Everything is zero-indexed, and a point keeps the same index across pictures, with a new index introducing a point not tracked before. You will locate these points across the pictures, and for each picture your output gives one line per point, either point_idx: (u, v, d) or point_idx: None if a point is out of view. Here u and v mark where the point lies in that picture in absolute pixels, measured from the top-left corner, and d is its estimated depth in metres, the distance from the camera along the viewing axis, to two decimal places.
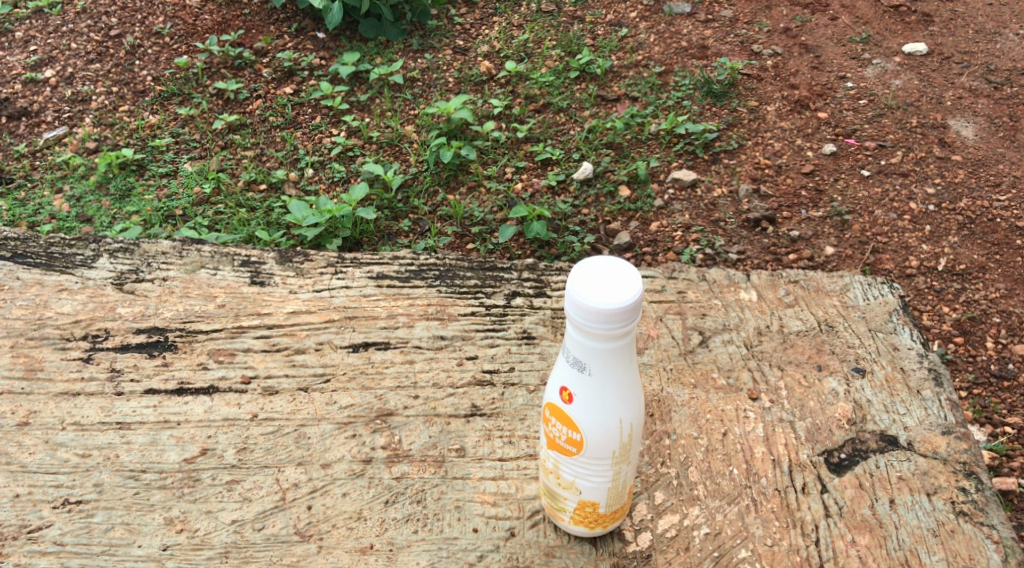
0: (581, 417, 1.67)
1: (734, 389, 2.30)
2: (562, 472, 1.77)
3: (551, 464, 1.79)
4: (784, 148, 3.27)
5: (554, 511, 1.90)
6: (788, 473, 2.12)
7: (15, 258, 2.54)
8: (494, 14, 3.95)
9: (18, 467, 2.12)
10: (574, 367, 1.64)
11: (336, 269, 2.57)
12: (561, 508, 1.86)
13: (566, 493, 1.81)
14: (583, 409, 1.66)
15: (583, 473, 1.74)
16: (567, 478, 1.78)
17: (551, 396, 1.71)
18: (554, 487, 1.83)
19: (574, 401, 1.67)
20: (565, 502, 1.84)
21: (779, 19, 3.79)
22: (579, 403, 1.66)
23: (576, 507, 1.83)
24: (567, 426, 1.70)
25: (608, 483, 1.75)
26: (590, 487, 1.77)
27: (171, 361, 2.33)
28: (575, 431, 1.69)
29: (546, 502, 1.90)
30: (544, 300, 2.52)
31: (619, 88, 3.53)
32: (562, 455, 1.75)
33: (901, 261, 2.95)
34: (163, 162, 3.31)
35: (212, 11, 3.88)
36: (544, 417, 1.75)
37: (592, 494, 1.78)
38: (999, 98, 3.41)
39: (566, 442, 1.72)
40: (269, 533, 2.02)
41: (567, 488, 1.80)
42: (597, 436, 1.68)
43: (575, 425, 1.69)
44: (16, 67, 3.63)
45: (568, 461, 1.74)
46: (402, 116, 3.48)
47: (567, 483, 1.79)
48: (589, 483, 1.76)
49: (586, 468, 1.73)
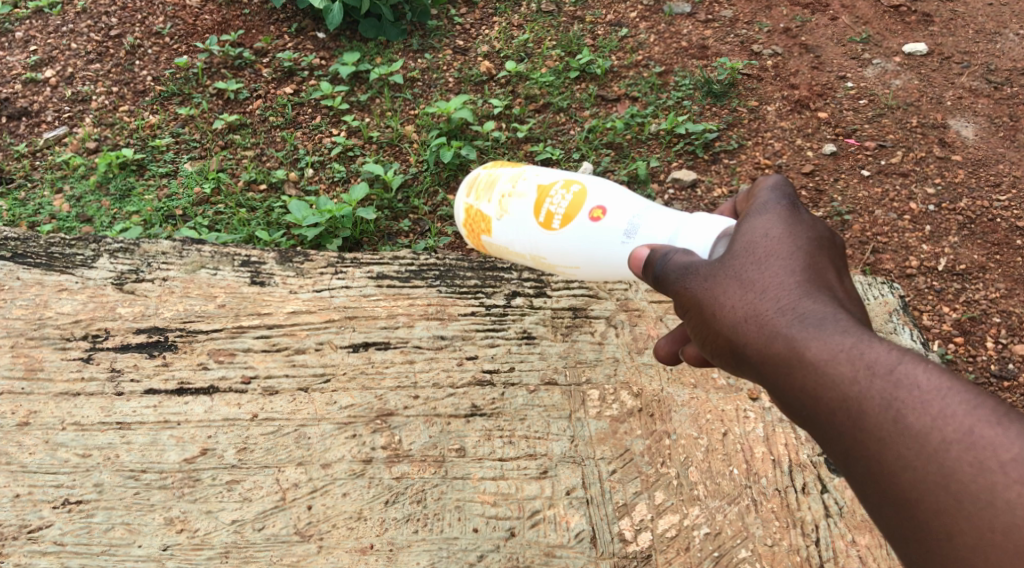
0: (575, 229, 1.92)
1: (734, 389, 2.32)
2: (521, 201, 2.00)
3: (524, 185, 2.01)
4: (784, 148, 3.27)
5: (473, 182, 2.12)
6: (788, 474, 2.16)
7: (16, 258, 2.50)
8: (494, 14, 3.94)
9: (18, 466, 2.12)
10: (631, 223, 1.86)
11: (336, 269, 2.56)
12: (478, 192, 2.09)
13: (500, 200, 2.04)
14: (586, 230, 1.91)
15: (516, 231, 2.01)
16: (518, 203, 2.01)
17: (598, 201, 1.90)
18: (499, 192, 2.05)
19: (593, 224, 1.90)
20: (493, 200, 2.05)
21: (779, 19, 3.78)
22: (593, 226, 1.90)
23: (480, 213, 2.08)
24: (564, 217, 1.93)
25: (507, 251, 2.06)
26: (496, 236, 2.06)
27: (171, 361, 2.32)
28: (561, 222, 1.94)
29: (475, 179, 2.12)
30: (544, 300, 2.53)
31: (619, 88, 3.53)
32: (533, 206, 1.98)
33: (901, 261, 2.96)
34: (163, 162, 3.31)
35: (212, 11, 3.88)
36: (579, 180, 1.95)
37: (493, 241, 2.07)
38: (999, 98, 3.41)
39: (547, 215, 1.95)
40: (270, 533, 2.03)
41: (516, 192, 2.01)
42: (561, 244, 1.95)
43: (565, 226, 1.93)
44: (16, 67, 3.62)
45: (530, 218, 1.98)
46: (402, 116, 3.49)
47: (519, 194, 2.01)
48: (506, 232, 2.03)
49: (524, 238, 2.01)
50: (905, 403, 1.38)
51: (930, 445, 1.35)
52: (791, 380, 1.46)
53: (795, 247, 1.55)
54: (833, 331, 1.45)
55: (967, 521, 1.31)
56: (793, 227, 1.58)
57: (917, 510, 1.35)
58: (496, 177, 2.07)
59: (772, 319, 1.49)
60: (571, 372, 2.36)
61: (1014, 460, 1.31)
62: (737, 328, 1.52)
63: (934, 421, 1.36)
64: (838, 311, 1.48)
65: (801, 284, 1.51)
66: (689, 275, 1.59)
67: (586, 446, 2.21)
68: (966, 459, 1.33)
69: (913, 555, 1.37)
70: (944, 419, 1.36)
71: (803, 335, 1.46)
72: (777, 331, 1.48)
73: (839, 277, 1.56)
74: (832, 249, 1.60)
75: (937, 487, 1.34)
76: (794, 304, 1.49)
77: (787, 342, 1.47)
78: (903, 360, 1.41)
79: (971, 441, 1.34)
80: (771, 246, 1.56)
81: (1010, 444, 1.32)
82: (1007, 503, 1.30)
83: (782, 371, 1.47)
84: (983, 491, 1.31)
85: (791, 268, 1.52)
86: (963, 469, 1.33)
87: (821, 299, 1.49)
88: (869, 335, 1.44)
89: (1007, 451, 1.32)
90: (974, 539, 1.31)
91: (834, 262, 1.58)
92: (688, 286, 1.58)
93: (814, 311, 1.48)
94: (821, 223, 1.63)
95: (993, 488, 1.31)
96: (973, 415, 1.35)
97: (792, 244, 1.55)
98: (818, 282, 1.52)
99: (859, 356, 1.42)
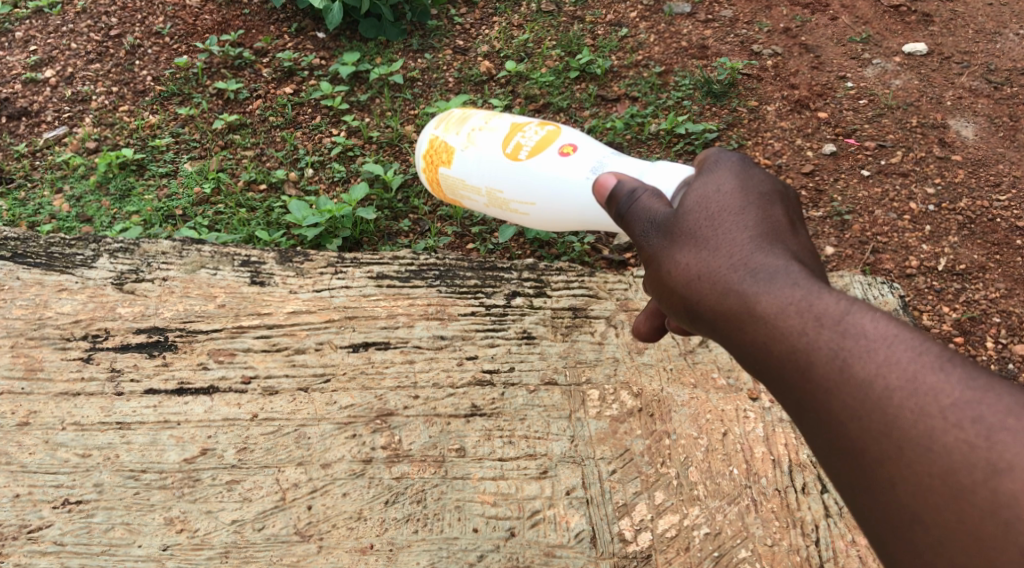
0: (539, 161, 1.97)
1: (734, 389, 2.34)
2: (489, 134, 2.06)
3: (496, 122, 2.07)
4: (784, 148, 3.27)
5: (444, 116, 2.16)
6: (788, 473, 2.16)
7: (15, 258, 2.49)
8: (494, 14, 3.94)
9: (18, 466, 2.11)
10: (596, 165, 1.92)
11: (336, 269, 2.56)
12: (445, 124, 2.13)
13: (468, 129, 2.09)
14: (552, 162, 1.95)
15: (478, 163, 2.06)
16: (486, 134, 2.06)
17: (570, 137, 1.96)
18: (469, 127, 2.09)
19: (559, 158, 1.94)
20: (461, 129, 2.10)
21: (779, 20, 3.78)
22: (559, 160, 1.94)
23: (445, 144, 2.12)
24: (534, 148, 1.98)
25: (464, 182, 2.10)
26: (457, 168, 2.10)
27: (171, 361, 2.31)
28: (528, 153, 1.98)
29: (448, 114, 2.16)
30: (544, 300, 2.54)
31: (619, 88, 3.53)
32: (502, 139, 2.03)
33: (901, 261, 2.96)
34: (163, 162, 3.31)
35: (212, 11, 3.87)
36: (553, 124, 2.02)
37: (452, 172, 2.11)
38: (999, 98, 3.41)
39: (517, 145, 2.00)
40: (270, 532, 2.03)
41: (486, 125, 2.08)
42: (523, 175, 2.00)
43: (533, 156, 1.98)
44: (16, 67, 3.62)
45: (497, 149, 2.03)
46: (402, 116, 3.49)
47: (487, 128, 2.07)
48: (468, 162, 2.08)
49: (486, 169, 2.05)
50: (851, 352, 1.35)
51: (873, 392, 1.31)
52: (743, 335, 1.46)
53: (747, 204, 1.56)
54: (782, 285, 1.44)
55: (908, 469, 1.27)
56: (745, 184, 1.59)
57: (862, 460, 1.32)
58: (469, 114, 2.12)
59: (724, 274, 1.49)
60: (571, 371, 2.36)
61: (955, 405, 1.27)
62: (693, 285, 1.53)
63: (878, 369, 1.32)
64: (788, 264, 1.47)
65: (754, 240, 1.51)
66: (650, 231, 1.60)
67: (586, 446, 2.21)
68: (908, 404, 1.29)
69: (860, 508, 1.34)
70: (888, 366, 1.32)
71: (753, 288, 1.46)
72: (729, 286, 1.48)
73: (793, 233, 1.55)
74: (787, 207, 1.59)
75: (880, 435, 1.30)
76: (745, 261, 1.49)
77: (738, 297, 1.47)
78: (850, 309, 1.38)
79: (913, 387, 1.30)
80: (724, 202, 1.56)
81: (951, 388, 1.28)
82: (946, 448, 1.25)
83: (734, 326, 1.47)
84: (922, 437, 1.27)
85: (744, 224, 1.53)
86: (905, 416, 1.29)
87: (771, 253, 1.49)
88: (818, 287, 1.43)
89: (947, 396, 1.28)
90: (916, 487, 1.27)
91: (789, 219, 1.57)
92: (650, 245, 1.60)
93: (765, 265, 1.48)
94: (776, 181, 1.63)
95: (933, 434, 1.27)
96: (917, 361, 1.31)
97: (743, 201, 1.56)
98: (771, 238, 1.51)
99: (807, 308, 1.40)
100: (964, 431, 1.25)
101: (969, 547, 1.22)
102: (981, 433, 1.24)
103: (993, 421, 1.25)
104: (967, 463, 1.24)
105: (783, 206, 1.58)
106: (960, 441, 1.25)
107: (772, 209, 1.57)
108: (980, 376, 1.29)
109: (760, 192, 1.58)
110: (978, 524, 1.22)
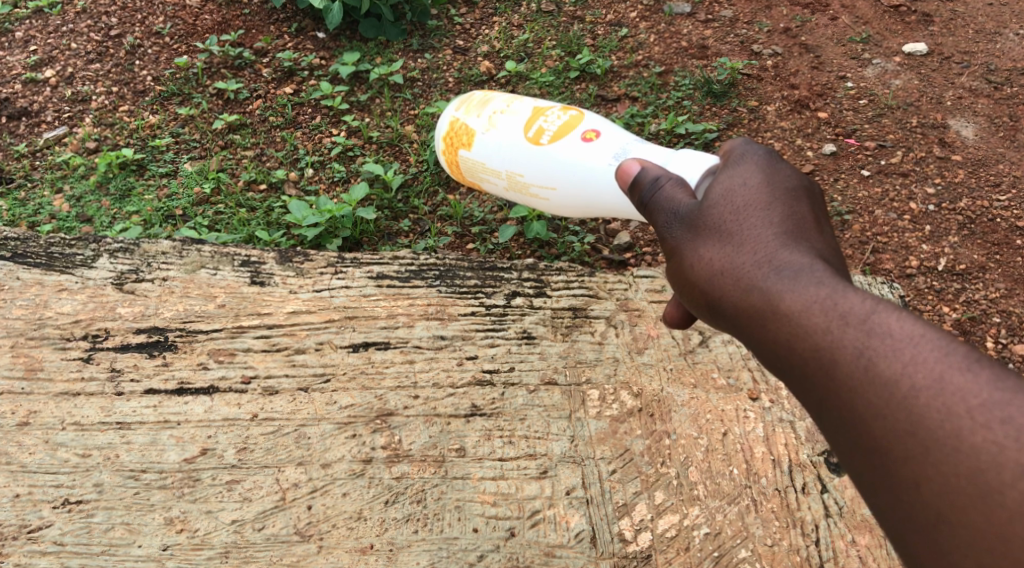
0: (562, 146, 1.97)
1: (734, 389, 2.33)
2: (509, 118, 2.06)
3: (518, 106, 2.07)
4: (784, 148, 3.27)
5: (462, 98, 2.16)
6: (788, 473, 2.16)
7: (15, 258, 2.49)
8: (494, 14, 3.94)
9: (18, 466, 2.11)
10: (619, 152, 1.93)
11: (336, 269, 2.56)
12: (463, 106, 2.13)
13: (488, 111, 2.09)
14: (575, 148, 1.96)
15: (499, 146, 2.06)
16: (505, 118, 2.07)
17: (593, 121, 1.97)
18: (491, 109, 2.09)
19: (582, 144, 1.95)
20: (481, 111, 2.10)
21: (779, 19, 3.78)
22: (582, 146, 1.95)
23: (463, 127, 2.11)
24: (557, 132, 1.98)
25: (484, 166, 2.10)
26: (476, 151, 2.10)
27: (171, 361, 2.31)
28: (549, 138, 1.99)
29: (469, 96, 2.15)
30: (544, 300, 2.54)
31: (619, 88, 3.53)
32: (524, 122, 2.03)
33: (901, 261, 2.96)
34: (163, 162, 3.31)
35: (212, 11, 3.87)
36: (575, 109, 2.02)
37: (471, 155, 2.11)
38: (999, 98, 3.40)
39: (538, 130, 2.01)
40: (270, 533, 2.03)
41: (506, 108, 2.08)
42: (545, 161, 2.00)
43: (554, 140, 1.98)
44: (16, 67, 3.62)
45: (519, 133, 2.03)
46: (402, 116, 3.49)
47: (507, 111, 2.07)
48: (489, 146, 2.07)
49: (507, 152, 2.05)
50: (877, 351, 1.35)
51: (899, 391, 1.32)
52: (766, 332, 1.46)
53: (773, 199, 1.57)
54: (808, 282, 1.45)
55: (933, 468, 1.27)
56: (772, 180, 1.59)
57: (886, 458, 1.32)
58: (490, 96, 2.12)
59: (748, 271, 1.50)
60: (571, 372, 2.36)
61: (983, 405, 1.27)
62: (716, 281, 1.53)
63: (903, 367, 1.32)
64: (814, 261, 1.48)
65: (779, 236, 1.52)
66: (674, 224, 1.61)
67: (586, 446, 2.21)
68: (934, 404, 1.29)
69: (883, 505, 1.33)
70: (914, 365, 1.32)
71: (777, 285, 1.46)
72: (753, 283, 1.49)
73: (819, 230, 1.56)
74: (813, 203, 1.60)
75: (905, 434, 1.30)
76: (770, 257, 1.50)
77: (762, 294, 1.47)
78: (876, 308, 1.39)
79: (939, 387, 1.30)
80: (749, 198, 1.57)
81: (979, 389, 1.28)
82: (972, 448, 1.25)
83: (758, 323, 1.48)
84: (949, 437, 1.27)
85: (769, 221, 1.54)
86: (930, 415, 1.29)
87: (797, 250, 1.50)
88: (844, 286, 1.43)
89: (975, 396, 1.27)
90: (940, 487, 1.27)
91: (815, 216, 1.58)
92: (674, 239, 1.61)
93: (790, 262, 1.48)
94: (803, 178, 1.64)
95: (959, 433, 1.26)
96: (944, 361, 1.31)
97: (770, 197, 1.57)
98: (797, 236, 1.52)
99: (832, 305, 1.41)
100: (992, 432, 1.25)
101: (995, 548, 1.22)
102: (1009, 434, 1.24)
103: (1021, 422, 1.24)
104: (995, 464, 1.24)
105: (810, 204, 1.59)
106: (987, 441, 1.25)
107: (799, 205, 1.58)
108: (1008, 377, 1.29)
109: (786, 188, 1.59)
110: (1004, 525, 1.22)
